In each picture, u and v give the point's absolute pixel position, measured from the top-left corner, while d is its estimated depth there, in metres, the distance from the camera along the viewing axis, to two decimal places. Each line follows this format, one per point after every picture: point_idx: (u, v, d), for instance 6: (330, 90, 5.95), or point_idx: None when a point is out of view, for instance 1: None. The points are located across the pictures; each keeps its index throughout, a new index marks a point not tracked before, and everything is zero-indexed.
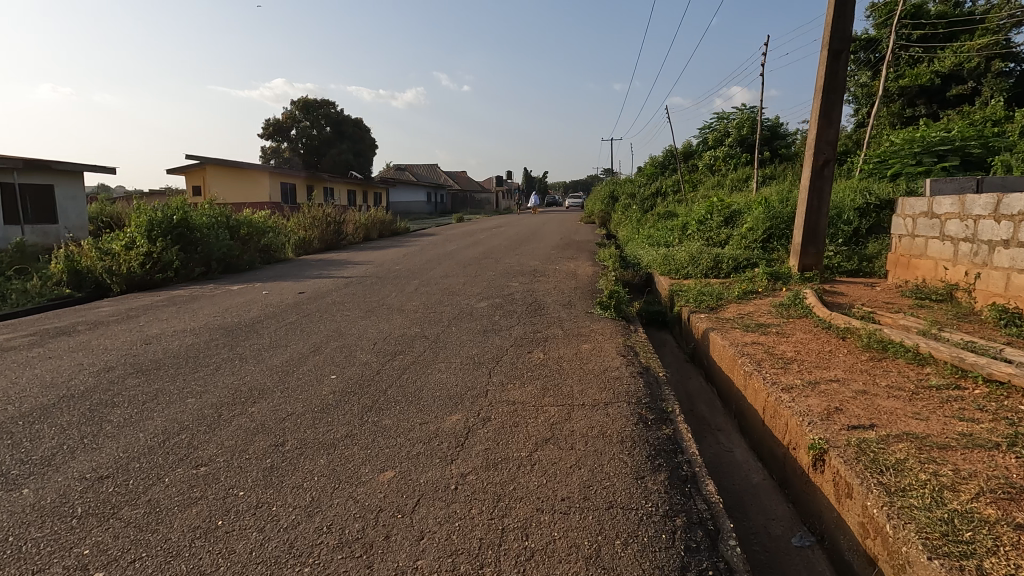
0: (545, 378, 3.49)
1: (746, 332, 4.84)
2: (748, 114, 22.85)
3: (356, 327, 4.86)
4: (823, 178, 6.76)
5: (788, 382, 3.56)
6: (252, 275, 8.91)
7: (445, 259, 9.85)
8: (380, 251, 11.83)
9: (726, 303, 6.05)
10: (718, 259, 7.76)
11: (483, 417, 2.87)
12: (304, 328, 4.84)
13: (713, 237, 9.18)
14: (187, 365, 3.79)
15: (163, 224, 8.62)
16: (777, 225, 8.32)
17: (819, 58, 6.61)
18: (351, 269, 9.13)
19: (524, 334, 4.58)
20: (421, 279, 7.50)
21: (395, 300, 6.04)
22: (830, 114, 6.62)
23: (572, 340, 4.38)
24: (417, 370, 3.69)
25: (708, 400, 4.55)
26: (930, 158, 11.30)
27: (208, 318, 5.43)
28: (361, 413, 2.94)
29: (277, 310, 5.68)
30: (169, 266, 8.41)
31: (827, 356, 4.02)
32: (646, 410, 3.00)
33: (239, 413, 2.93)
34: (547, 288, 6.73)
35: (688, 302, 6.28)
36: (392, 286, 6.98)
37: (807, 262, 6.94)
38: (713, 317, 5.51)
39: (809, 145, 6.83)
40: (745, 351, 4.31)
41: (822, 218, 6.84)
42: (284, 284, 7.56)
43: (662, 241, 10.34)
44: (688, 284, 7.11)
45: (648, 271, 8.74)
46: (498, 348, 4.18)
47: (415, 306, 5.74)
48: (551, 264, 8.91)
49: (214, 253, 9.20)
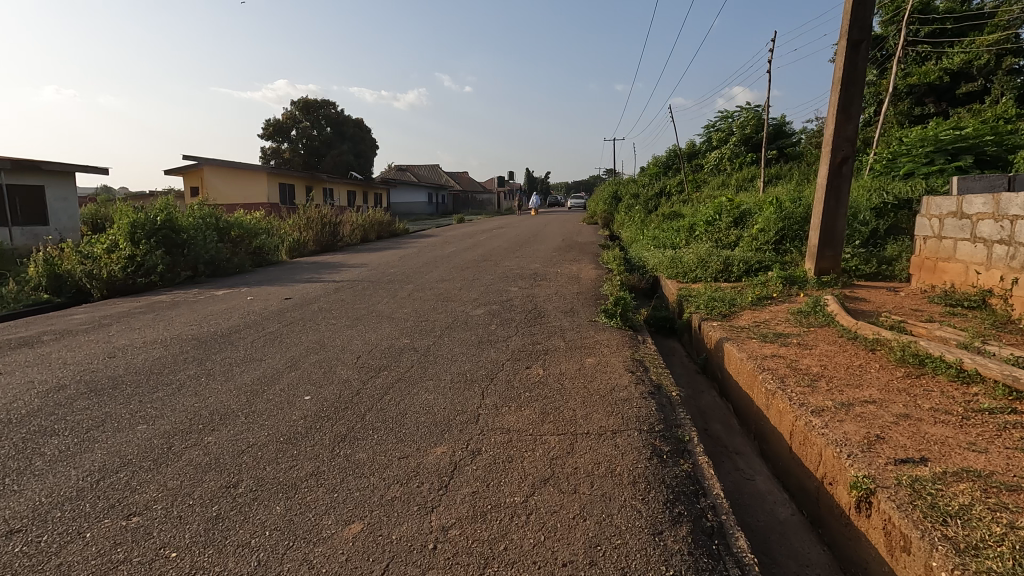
0: (545, 400, 3.10)
1: (765, 343, 4.45)
2: (753, 113, 22.45)
3: (340, 338, 4.49)
4: (841, 177, 6.36)
5: (819, 404, 3.17)
6: (240, 279, 8.55)
7: (442, 262, 9.47)
8: (376, 254, 11.45)
9: (739, 310, 5.65)
10: (729, 261, 7.36)
11: (473, 450, 2.49)
12: (283, 339, 4.47)
13: (722, 238, 8.78)
14: (147, 384, 3.41)
15: (147, 226, 8.26)
16: (790, 226, 7.92)
17: (838, 49, 6.22)
18: (344, 272, 8.76)
19: (523, 346, 4.20)
20: (416, 283, 7.12)
21: (385, 307, 5.66)
22: (849, 109, 6.22)
23: (575, 353, 3.99)
24: (402, 388, 3.32)
25: (723, 418, 4.16)
26: (942, 158, 10.84)
27: (183, 327, 5.06)
28: (332, 445, 2.56)
29: (258, 318, 5.31)
30: (153, 269, 8.05)
31: (858, 373, 3.62)
32: (659, 440, 2.62)
33: (193, 444, 2.55)
34: (548, 293, 6.35)
35: (698, 308, 5.89)
36: (384, 292, 6.61)
37: (824, 265, 6.54)
38: (727, 326, 5.12)
39: (826, 141, 6.43)
40: (765, 365, 3.91)
41: (841, 219, 6.44)
42: (272, 288, 7.18)
43: (668, 243, 9.94)
44: (697, 289, 6.72)
45: (654, 274, 8.35)
46: (493, 362, 3.80)
47: (406, 314, 5.36)
48: (552, 267, 8.53)
49: (201, 255, 8.83)
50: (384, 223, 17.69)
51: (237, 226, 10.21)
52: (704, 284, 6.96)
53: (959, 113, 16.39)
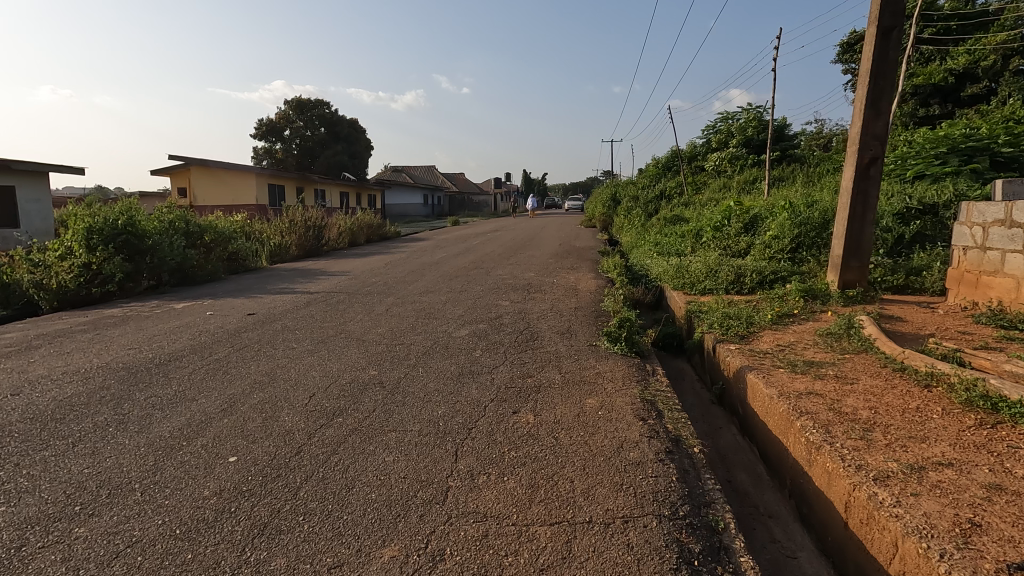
0: (535, 464, 2.43)
1: (795, 375, 3.79)
2: (754, 113, 21.88)
3: (297, 368, 3.80)
4: (869, 179, 5.71)
5: (881, 468, 2.51)
6: (208, 288, 7.85)
7: (430, 270, 8.78)
8: (362, 260, 10.76)
9: (758, 330, 4.99)
10: (741, 271, 6.72)
11: (434, 553, 1.82)
12: (229, 369, 3.79)
13: (731, 245, 8.12)
14: (38, 437, 2.73)
15: (105, 231, 7.57)
16: (807, 232, 7.27)
17: (866, 37, 5.59)
18: (322, 281, 8.06)
19: (510, 381, 3.52)
20: (396, 296, 6.44)
21: (357, 327, 4.98)
22: (878, 103, 5.59)
23: (573, 391, 3.32)
24: (355, 444, 2.64)
25: (748, 466, 3.50)
26: (957, 159, 10.19)
27: (119, 351, 4.38)
28: (241, 544, 1.87)
29: (209, 340, 4.63)
30: (111, 279, 7.41)
31: (920, 420, 2.96)
32: (687, 534, 1.95)
33: (49, 545, 1.86)
34: (542, 309, 5.68)
35: (711, 327, 5.23)
36: (359, 306, 5.93)
37: (849, 278, 5.88)
38: (747, 351, 4.46)
39: (851, 140, 5.80)
40: (802, 406, 3.25)
41: (869, 227, 5.79)
42: (237, 301, 6.49)
43: (672, 250, 9.29)
44: (709, 303, 6.06)
45: (658, 285, 7.70)
46: (473, 404, 3.12)
47: (378, 336, 4.68)
48: (547, 276, 7.86)
49: (167, 262, 8.15)
50: (374, 226, 16.99)
51: (210, 230, 9.52)
52: (715, 297, 6.32)
53: (967, 114, 15.79)
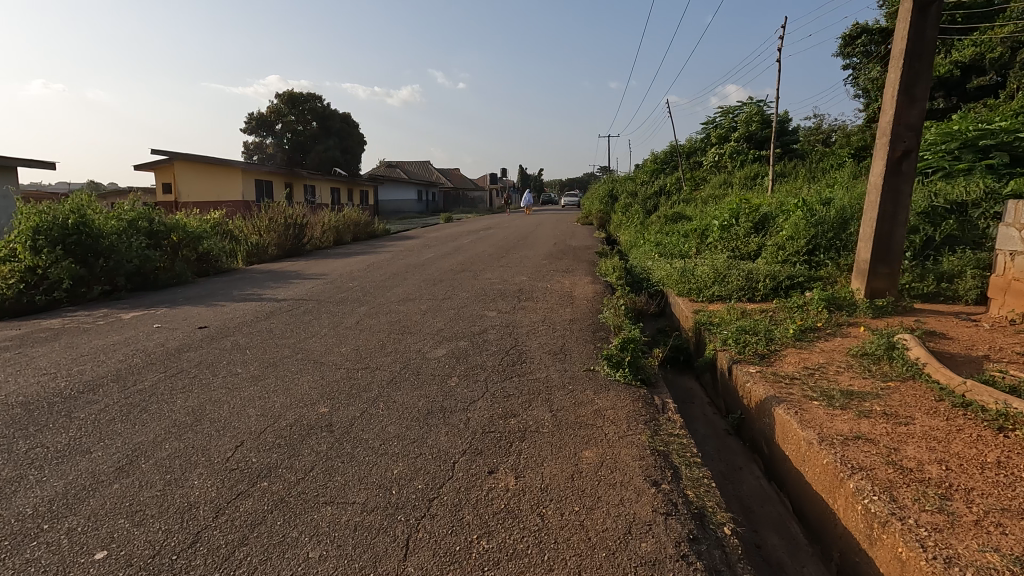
0: (513, 566, 1.76)
1: (835, 410, 3.15)
2: (756, 107, 21.30)
3: (232, 403, 3.13)
4: (900, 175, 5.07)
5: (980, 564, 1.86)
6: (168, 295, 7.15)
7: (414, 274, 8.10)
8: (343, 261, 10.07)
9: (780, 348, 4.35)
10: (753, 277, 6.10)
11: None
12: (149, 405, 3.12)
13: (740, 246, 7.47)
14: None
15: (54, 231, 6.87)
16: (824, 233, 6.65)
17: (899, 14, 4.95)
18: (293, 287, 7.37)
19: (488, 423, 2.85)
20: (371, 306, 5.79)
21: (318, 345, 4.32)
22: (912, 89, 4.94)
23: (566, 438, 2.67)
24: (274, 528, 1.97)
25: (781, 525, 2.86)
26: (970, 154, 9.57)
27: (30, 377, 3.70)
28: None
29: (141, 363, 3.95)
30: (58, 285, 6.71)
31: (1006, 482, 2.33)
32: None
33: None
34: (533, 321, 5.02)
35: (725, 344, 4.58)
36: (327, 318, 5.26)
37: (876, 286, 5.24)
38: (770, 376, 3.82)
39: (880, 132, 5.17)
40: (851, 457, 2.61)
41: (900, 230, 5.15)
42: (192, 312, 5.81)
43: (674, 251, 8.65)
44: (720, 313, 5.43)
45: (661, 290, 7.07)
46: (438, 460, 2.46)
47: (340, 357, 4.01)
48: (540, 281, 7.22)
49: (124, 265, 7.45)
50: (362, 224, 16.26)
51: (177, 229, 8.82)
52: (726, 307, 5.70)
53: (974, 108, 15.19)
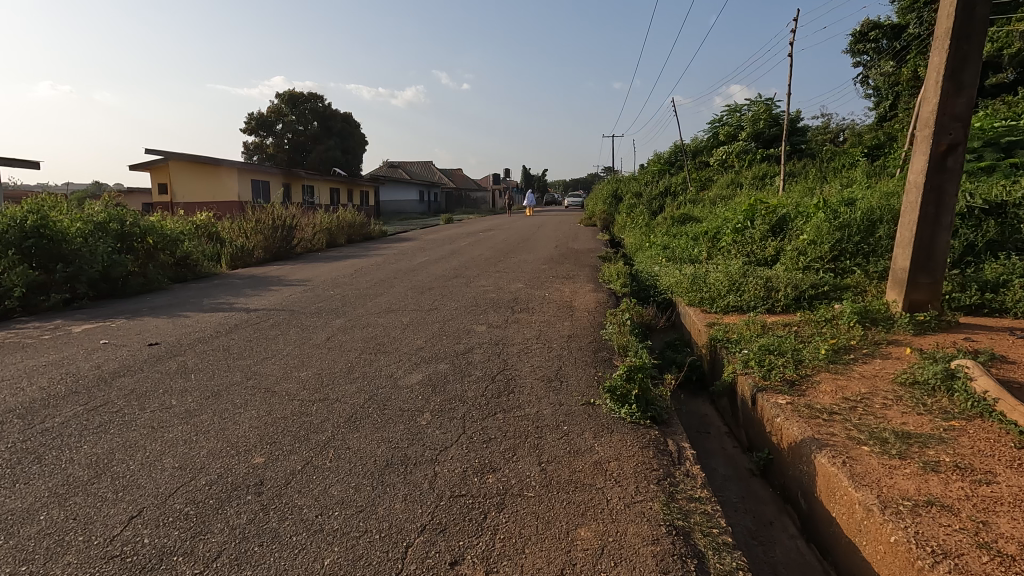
0: None
1: (893, 462, 2.54)
2: (764, 105, 20.63)
3: (148, 450, 2.55)
4: (945, 172, 4.44)
5: None
6: (133, 303, 6.60)
7: (402, 280, 7.51)
8: (329, 266, 9.50)
9: (811, 372, 3.74)
10: (772, 285, 5.55)
11: None
12: (46, 453, 2.54)
13: (756, 251, 6.86)
14: None
15: (8, 235, 6.32)
16: (850, 237, 6.06)
17: None
18: (270, 294, 6.79)
19: (460, 481, 2.26)
20: (348, 318, 5.22)
21: (276, 368, 3.75)
22: (959, 74, 4.32)
23: (557, 507, 2.07)
24: None
25: None
26: (993, 153, 8.91)
27: None
28: None
29: (64, 392, 3.37)
30: (11, 293, 6.16)
31: None
32: None
33: None
34: (526, 338, 4.43)
35: (747, 367, 3.97)
36: (296, 333, 4.69)
37: (916, 298, 4.62)
38: (804, 410, 3.21)
39: (922, 123, 4.55)
40: (928, 535, 2.00)
41: (944, 234, 4.53)
42: (151, 325, 5.24)
43: (683, 255, 8.06)
44: (738, 328, 4.84)
45: (670, 299, 6.49)
46: (387, 544, 1.87)
47: (297, 385, 3.43)
48: (538, 289, 6.64)
49: (88, 271, 6.89)
50: (357, 226, 15.69)
51: (152, 233, 8.27)
52: (743, 319, 5.13)
53: (992, 104, 14.47)
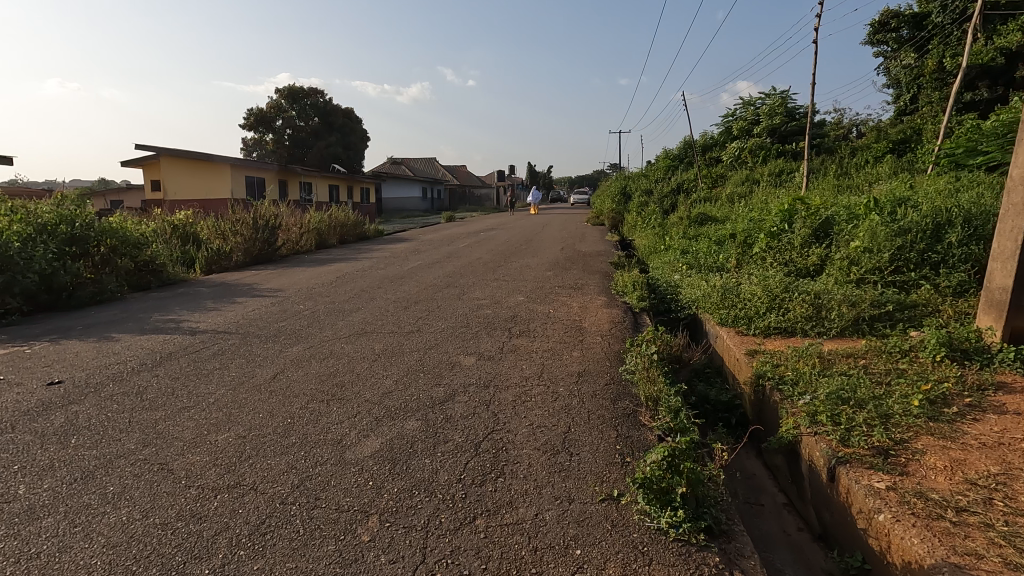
0: None
1: None
2: (779, 97, 19.55)
3: None
4: None
5: None
6: (72, 319, 5.67)
7: (386, 292, 6.55)
8: (311, 272, 8.56)
9: (907, 436, 2.76)
10: (823, 302, 4.59)
11: None
12: None
13: (796, 259, 5.89)
14: None
15: None
16: (914, 244, 5.06)
17: None
18: (232, 308, 5.85)
19: None
20: (309, 344, 4.28)
21: (190, 426, 2.80)
22: None
23: None
24: None
25: None
26: None
27: None
28: None
29: None
30: None
31: None
32: None
33: None
34: (526, 377, 3.48)
35: (815, 423, 2.99)
36: (238, 367, 3.75)
37: (1020, 325, 3.64)
38: (920, 504, 2.24)
39: None
40: None
41: None
42: (71, 351, 4.31)
43: (707, 261, 7.09)
44: (790, 359, 3.85)
45: (697, 315, 5.53)
46: None
47: (206, 458, 2.48)
48: (540, 303, 5.68)
49: (22, 282, 6.00)
50: (351, 225, 14.73)
51: (109, 235, 7.37)
52: (794, 347, 4.14)
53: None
